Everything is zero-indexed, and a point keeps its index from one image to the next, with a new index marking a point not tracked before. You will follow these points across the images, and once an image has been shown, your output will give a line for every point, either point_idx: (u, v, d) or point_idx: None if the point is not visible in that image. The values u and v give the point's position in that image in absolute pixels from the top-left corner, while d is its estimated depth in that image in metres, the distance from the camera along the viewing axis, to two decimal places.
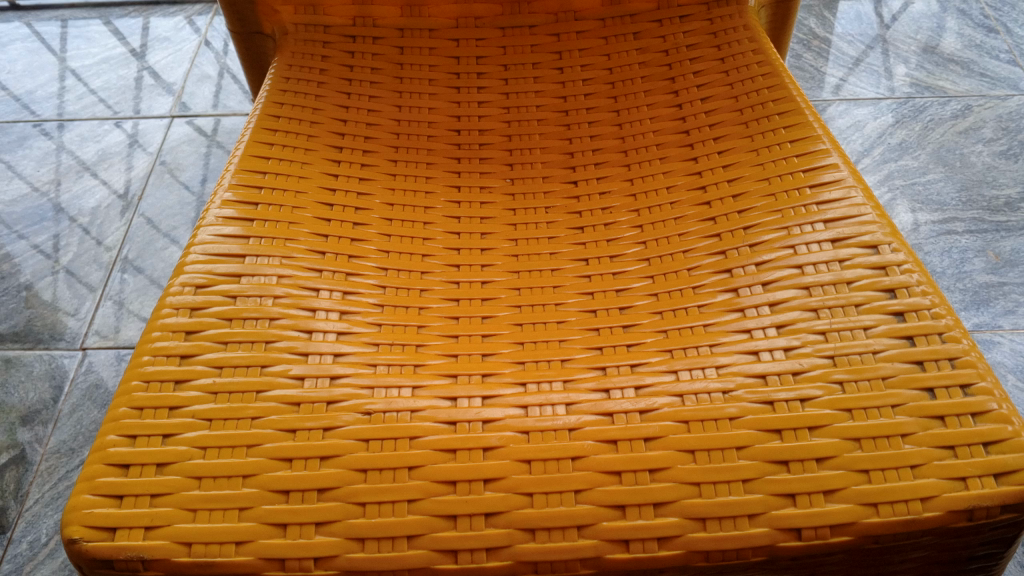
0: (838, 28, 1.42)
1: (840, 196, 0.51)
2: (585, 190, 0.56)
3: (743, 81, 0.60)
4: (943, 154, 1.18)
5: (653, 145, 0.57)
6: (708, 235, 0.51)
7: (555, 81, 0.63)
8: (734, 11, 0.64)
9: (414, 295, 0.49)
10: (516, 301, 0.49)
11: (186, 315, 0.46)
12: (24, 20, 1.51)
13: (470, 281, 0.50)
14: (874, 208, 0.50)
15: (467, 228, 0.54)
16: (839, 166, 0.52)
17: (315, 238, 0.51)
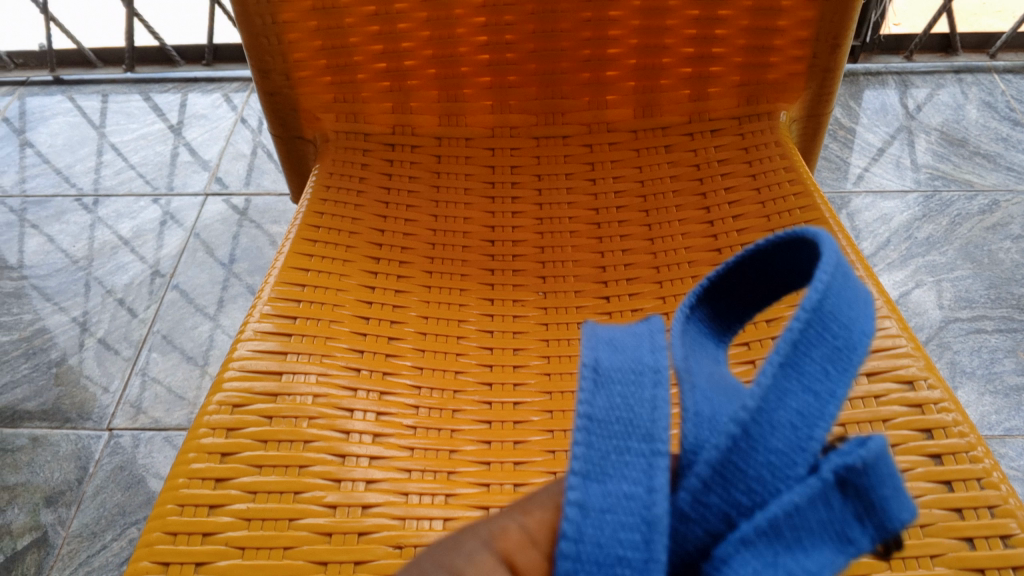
0: (863, 117, 1.42)
1: (874, 326, 0.50)
2: (616, 306, 0.56)
3: (775, 200, 0.59)
4: (970, 250, 1.18)
5: (685, 262, 0.57)
6: (742, 361, 0.50)
7: (587, 191, 0.63)
8: (767, 125, 0.65)
9: (447, 416, 0.49)
10: (547, 425, 0.49)
11: (222, 435, 0.46)
12: (66, 93, 1.52)
13: (503, 402, 0.50)
14: (909, 337, 0.49)
15: (500, 343, 0.54)
16: (873, 293, 0.51)
17: (353, 353, 0.51)
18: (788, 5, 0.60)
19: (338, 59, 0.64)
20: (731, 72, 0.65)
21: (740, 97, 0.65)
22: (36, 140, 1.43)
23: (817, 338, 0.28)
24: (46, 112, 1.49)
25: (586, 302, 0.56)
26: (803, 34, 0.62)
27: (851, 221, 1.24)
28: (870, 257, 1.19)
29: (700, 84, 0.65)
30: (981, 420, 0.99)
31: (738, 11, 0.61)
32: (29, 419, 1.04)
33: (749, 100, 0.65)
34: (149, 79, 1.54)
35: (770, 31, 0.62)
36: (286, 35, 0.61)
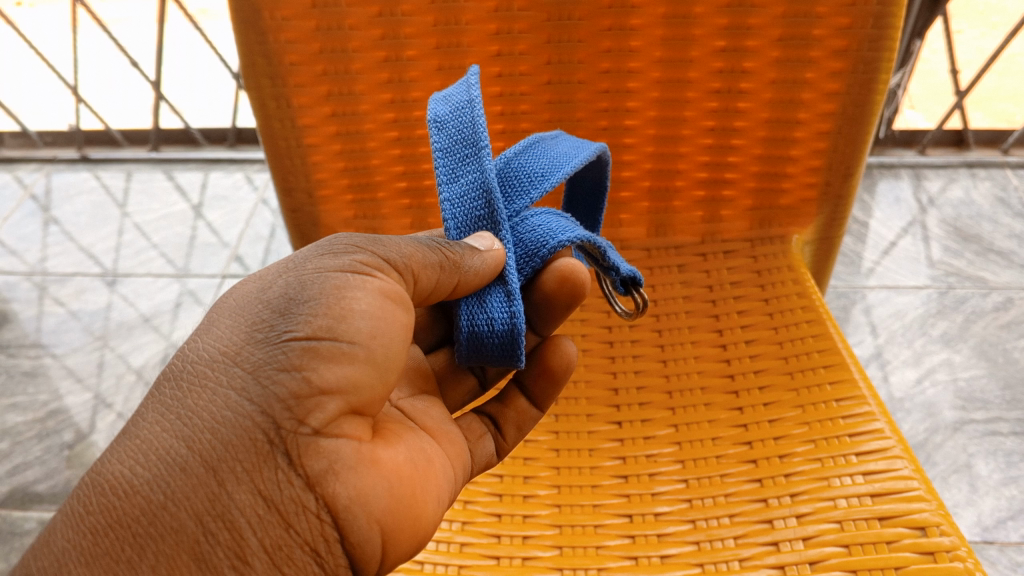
0: (877, 211, 1.43)
1: (885, 466, 0.50)
2: (628, 431, 0.56)
3: (788, 324, 0.60)
4: (984, 348, 1.18)
5: (698, 388, 0.58)
6: (754, 499, 0.50)
7: (601, 309, 0.64)
8: (778, 248, 0.66)
9: (455, 550, 0.50)
10: (557, 563, 0.49)
11: None
12: (92, 172, 1.56)
13: (512, 537, 0.50)
14: (924, 479, 0.49)
15: (511, 471, 0.54)
16: (885, 430, 0.52)
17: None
18: (800, 136, 0.62)
19: (360, 178, 0.66)
20: (744, 197, 0.66)
21: (752, 221, 0.67)
22: (60, 217, 1.46)
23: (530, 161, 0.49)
24: (71, 190, 1.52)
25: (595, 424, 0.57)
26: (815, 163, 0.63)
27: (866, 317, 1.24)
28: (883, 353, 1.19)
29: (713, 206, 0.67)
30: (996, 524, 0.97)
31: (751, 141, 0.63)
32: (39, 502, 1.04)
33: (761, 223, 0.67)
34: (172, 158, 1.57)
35: (782, 160, 0.63)
36: (310, 157, 0.64)
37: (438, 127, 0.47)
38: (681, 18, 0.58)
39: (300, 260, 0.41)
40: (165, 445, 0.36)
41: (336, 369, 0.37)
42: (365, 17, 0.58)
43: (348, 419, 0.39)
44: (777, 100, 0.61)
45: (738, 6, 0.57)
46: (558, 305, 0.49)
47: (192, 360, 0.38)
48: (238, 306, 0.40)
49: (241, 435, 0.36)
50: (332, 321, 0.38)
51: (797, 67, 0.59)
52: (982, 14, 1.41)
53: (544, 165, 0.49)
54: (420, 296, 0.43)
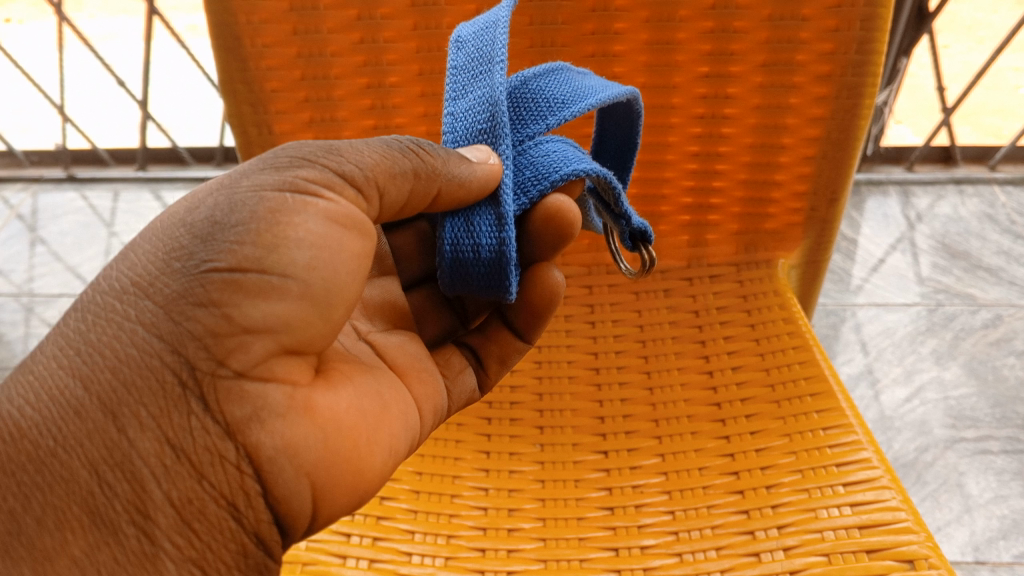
0: (866, 228, 1.43)
1: (873, 496, 0.49)
2: (614, 461, 0.56)
3: (775, 351, 0.59)
4: (974, 366, 1.18)
5: (685, 415, 0.57)
6: (741, 531, 0.50)
7: (587, 334, 0.63)
8: (765, 272, 0.65)
9: None
10: None
11: None
12: (79, 191, 1.54)
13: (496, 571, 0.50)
14: (912, 510, 0.48)
15: (496, 504, 0.54)
16: (872, 460, 0.51)
17: (345, 516, 0.51)
18: (785, 161, 0.62)
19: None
20: (730, 221, 0.65)
21: (738, 245, 0.66)
22: (47, 237, 1.45)
23: (553, 89, 0.50)
24: (58, 211, 1.51)
25: (582, 455, 0.56)
26: (800, 188, 0.63)
27: (855, 335, 1.24)
28: (873, 371, 1.18)
29: (699, 230, 0.66)
30: (987, 544, 0.97)
31: (735, 166, 0.63)
32: None
33: (748, 247, 0.66)
34: (160, 177, 1.56)
35: (767, 185, 0.63)
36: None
37: (459, 47, 0.49)
38: (663, 44, 0.58)
39: (239, 174, 0.41)
40: (62, 384, 0.38)
41: (260, 305, 0.38)
42: (347, 44, 0.57)
43: (279, 360, 0.39)
44: (762, 125, 0.61)
45: (721, 33, 0.57)
46: (548, 239, 0.48)
47: (108, 291, 0.39)
48: (164, 228, 0.40)
49: (149, 376, 0.38)
50: (260, 251, 0.38)
51: (780, 93, 0.59)
52: (970, 28, 1.41)
53: (565, 94, 0.50)
54: (387, 206, 0.43)
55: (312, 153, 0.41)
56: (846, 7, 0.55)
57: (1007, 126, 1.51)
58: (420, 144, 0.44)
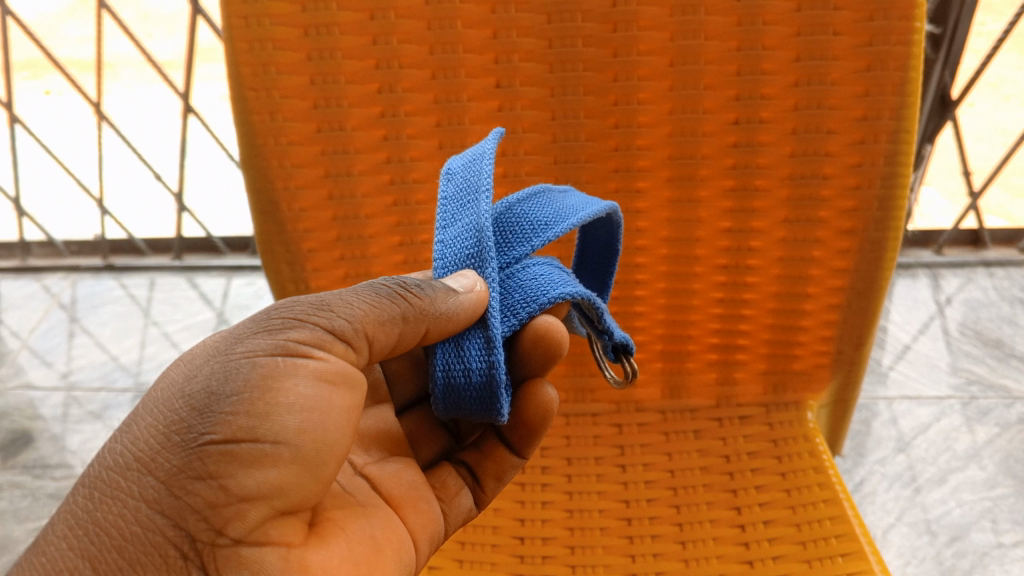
0: (895, 315, 1.43)
1: None
2: None
3: (805, 504, 0.58)
4: (1010, 466, 1.16)
5: (713, 555, 0.57)
6: None
7: (618, 480, 0.62)
8: (795, 414, 0.64)
9: None
10: None
11: None
12: (117, 280, 1.60)
13: None
14: None
15: None
16: None
17: None
18: (811, 309, 0.61)
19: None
20: (757, 360, 0.65)
21: (766, 384, 0.66)
22: (87, 327, 1.49)
23: (538, 211, 0.49)
24: (96, 300, 1.55)
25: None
26: (826, 333, 0.62)
27: (887, 430, 1.23)
28: (907, 470, 1.17)
29: (727, 369, 0.66)
30: None
31: (762, 310, 0.62)
32: None
33: (776, 387, 0.65)
34: (195, 265, 1.61)
35: (794, 329, 0.63)
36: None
37: (448, 178, 0.47)
38: (685, 201, 0.59)
39: (232, 336, 0.40)
40: (70, 567, 0.36)
41: (256, 474, 0.37)
42: (380, 206, 0.59)
43: (274, 523, 0.39)
44: (786, 275, 0.60)
45: (743, 190, 0.57)
46: (536, 360, 0.48)
47: (106, 465, 0.38)
48: (160, 394, 0.39)
49: (148, 556, 0.36)
50: (254, 420, 0.37)
51: (804, 246, 0.59)
52: (996, 87, 1.32)
53: (548, 215, 0.49)
54: (377, 353, 0.43)
55: (301, 309, 0.41)
56: (867, 167, 0.55)
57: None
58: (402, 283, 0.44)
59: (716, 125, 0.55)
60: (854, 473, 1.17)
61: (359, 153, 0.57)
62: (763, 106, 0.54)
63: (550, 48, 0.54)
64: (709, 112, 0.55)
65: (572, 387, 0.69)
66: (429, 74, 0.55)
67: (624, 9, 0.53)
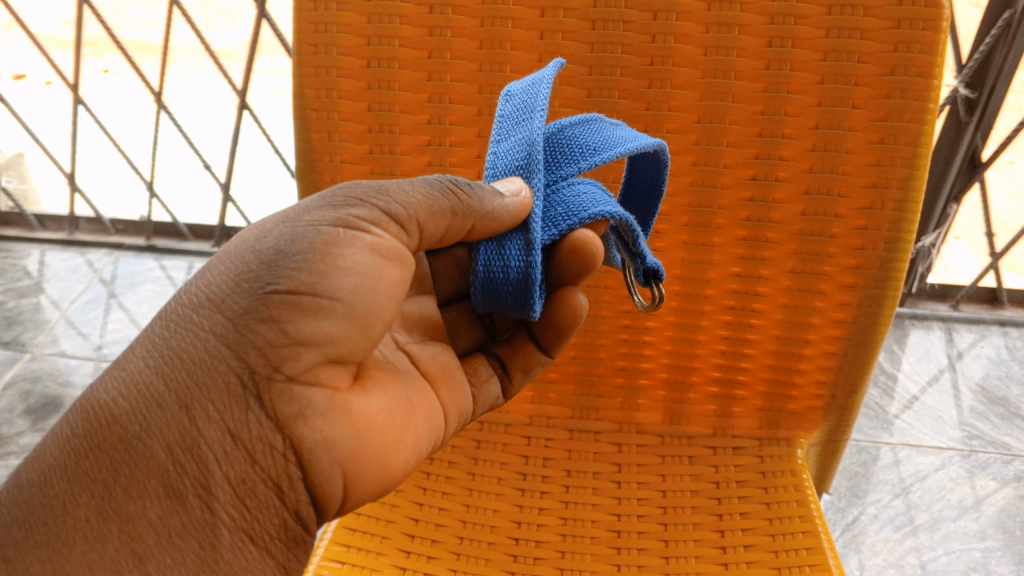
0: (906, 364, 1.46)
1: None
2: None
3: (785, 533, 0.62)
4: (999, 519, 1.19)
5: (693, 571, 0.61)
6: None
7: (612, 494, 0.67)
8: (784, 450, 0.68)
9: None
10: None
11: None
12: (157, 260, 1.68)
13: None
14: None
15: None
16: None
17: None
18: (808, 353, 0.65)
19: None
20: (755, 397, 0.69)
21: (761, 420, 0.70)
22: (125, 303, 1.56)
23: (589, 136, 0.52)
24: (136, 278, 1.62)
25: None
26: (821, 377, 0.66)
27: (884, 474, 1.26)
28: (899, 514, 1.20)
29: (725, 402, 0.70)
30: None
31: (762, 351, 0.66)
32: None
33: (770, 424, 0.70)
34: None
35: (791, 370, 0.67)
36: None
37: (506, 98, 0.51)
38: (700, 245, 0.63)
39: (302, 206, 0.45)
40: (143, 380, 0.42)
41: (312, 322, 0.42)
42: None
43: (324, 367, 0.44)
44: (787, 320, 0.64)
45: (754, 241, 0.62)
46: (572, 270, 0.51)
47: (185, 303, 0.43)
48: (235, 249, 0.44)
49: (215, 379, 0.42)
50: (315, 277, 0.42)
51: (807, 296, 0.63)
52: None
53: (598, 140, 0.51)
54: (427, 239, 0.47)
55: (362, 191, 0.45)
56: (872, 231, 0.59)
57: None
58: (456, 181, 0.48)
59: (734, 179, 0.60)
60: (847, 513, 1.21)
61: (405, 175, 0.62)
62: (779, 166, 0.59)
63: (588, 96, 0.59)
64: (729, 167, 0.60)
65: (579, 405, 0.73)
66: (475, 110, 0.60)
67: (659, 67, 0.57)
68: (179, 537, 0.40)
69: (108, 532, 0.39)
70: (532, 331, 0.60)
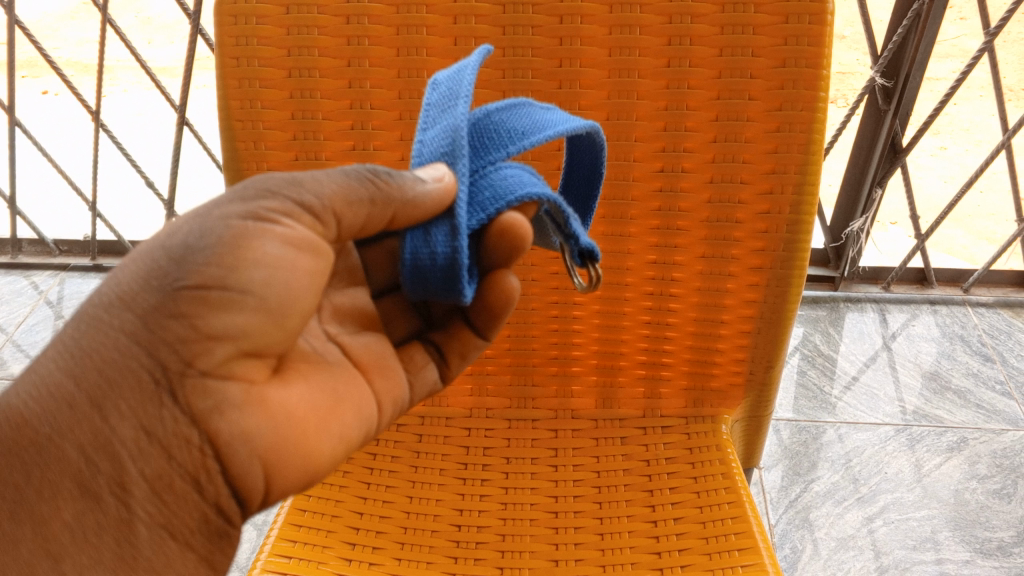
0: (843, 345, 1.51)
1: None
2: None
3: (712, 504, 0.66)
4: (933, 488, 1.24)
5: (627, 546, 0.64)
6: None
7: (549, 478, 0.70)
8: (711, 426, 0.72)
9: None
10: None
11: None
12: None
13: None
14: None
15: None
16: None
17: None
18: (725, 333, 0.69)
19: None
20: (680, 376, 0.73)
21: (687, 399, 0.73)
22: None
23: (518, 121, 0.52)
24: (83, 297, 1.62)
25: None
26: (740, 355, 0.70)
27: (825, 451, 1.31)
28: (839, 489, 1.25)
29: (653, 384, 0.74)
30: None
31: (683, 333, 0.70)
32: None
33: (695, 402, 0.73)
34: None
35: (711, 350, 0.70)
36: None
37: (435, 88, 0.52)
38: (617, 235, 0.66)
39: (213, 202, 0.45)
40: (55, 382, 0.44)
41: (223, 317, 0.43)
42: None
43: (239, 361, 0.45)
44: (703, 302, 0.68)
45: (666, 229, 0.65)
46: (502, 251, 0.51)
47: (96, 301, 0.45)
48: (147, 246, 0.45)
49: (127, 376, 0.43)
50: (224, 271, 0.43)
51: (719, 278, 0.66)
52: (967, 130, 1.52)
53: (526, 125, 0.52)
54: (348, 230, 0.47)
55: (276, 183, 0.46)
56: (775, 214, 0.63)
57: (999, 229, 1.62)
58: (377, 169, 0.48)
59: (644, 172, 0.63)
60: (791, 491, 1.25)
61: None
62: (685, 157, 0.62)
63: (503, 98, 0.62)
64: (639, 161, 0.63)
65: (517, 395, 0.76)
66: (396, 115, 0.62)
67: (568, 69, 0.60)
68: (95, 533, 0.43)
69: (22, 533, 0.43)
70: (465, 315, 0.59)
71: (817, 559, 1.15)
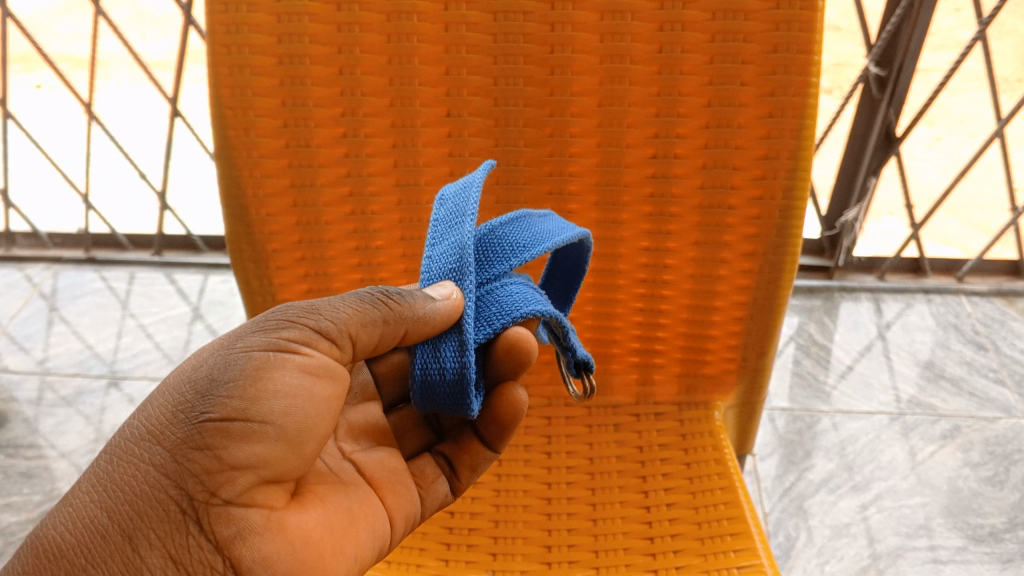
0: (837, 334, 1.52)
1: None
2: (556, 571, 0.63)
3: (704, 490, 0.66)
4: (928, 476, 1.25)
5: (620, 531, 0.65)
6: None
7: (542, 464, 0.71)
8: (703, 413, 0.72)
9: None
10: None
11: None
12: (97, 272, 1.69)
13: None
14: None
15: None
16: None
17: None
18: (717, 319, 0.69)
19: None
20: (673, 363, 0.73)
21: (680, 386, 0.73)
22: (66, 316, 1.57)
23: (518, 236, 0.55)
24: (76, 290, 1.64)
25: (529, 566, 0.63)
26: (733, 341, 0.70)
27: (820, 440, 1.31)
28: (833, 477, 1.25)
29: (645, 370, 0.74)
30: None
31: (676, 320, 0.70)
32: None
33: (688, 389, 0.73)
34: (174, 261, 1.70)
35: (704, 337, 0.70)
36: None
37: (440, 202, 0.54)
38: (610, 222, 0.66)
39: (234, 335, 0.48)
40: (89, 515, 0.43)
41: (245, 447, 0.45)
42: (340, 214, 0.66)
43: (259, 488, 0.46)
44: (696, 289, 0.68)
45: (659, 215, 0.65)
46: (508, 366, 0.53)
47: (123, 436, 0.46)
48: (172, 380, 0.47)
49: (154, 508, 0.44)
50: (246, 402, 0.45)
51: (712, 265, 0.66)
52: (963, 121, 1.42)
53: (527, 238, 0.54)
54: (362, 351, 0.50)
55: (294, 312, 0.48)
56: (767, 200, 0.63)
57: (993, 220, 1.56)
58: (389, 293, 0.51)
59: (636, 158, 0.63)
60: (786, 479, 1.26)
61: (323, 167, 0.64)
62: (677, 143, 0.62)
63: (495, 85, 0.62)
64: (631, 147, 0.63)
65: None
66: (388, 101, 0.62)
67: (560, 55, 0.60)
68: None
69: None
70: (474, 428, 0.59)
71: (812, 546, 1.16)
